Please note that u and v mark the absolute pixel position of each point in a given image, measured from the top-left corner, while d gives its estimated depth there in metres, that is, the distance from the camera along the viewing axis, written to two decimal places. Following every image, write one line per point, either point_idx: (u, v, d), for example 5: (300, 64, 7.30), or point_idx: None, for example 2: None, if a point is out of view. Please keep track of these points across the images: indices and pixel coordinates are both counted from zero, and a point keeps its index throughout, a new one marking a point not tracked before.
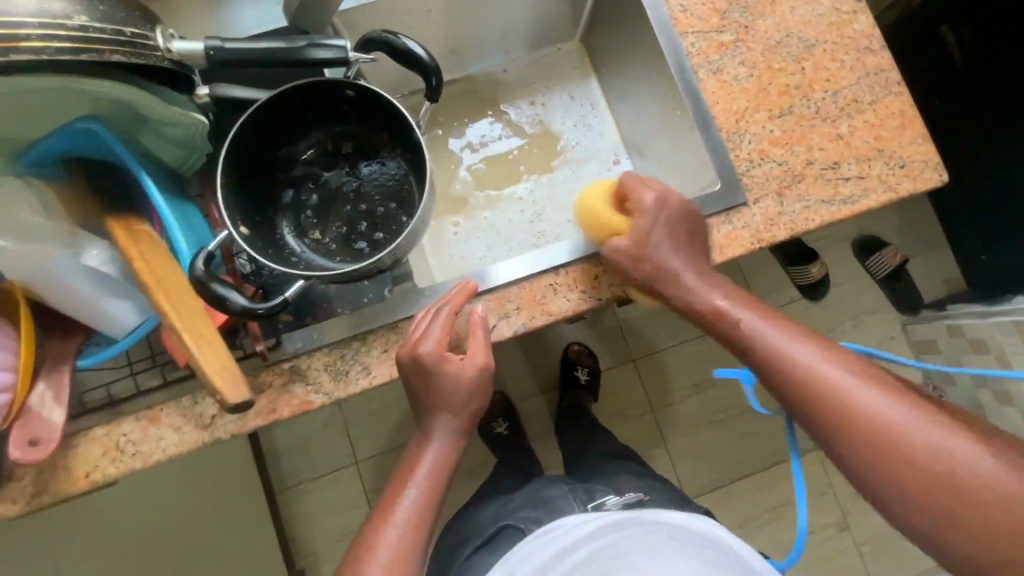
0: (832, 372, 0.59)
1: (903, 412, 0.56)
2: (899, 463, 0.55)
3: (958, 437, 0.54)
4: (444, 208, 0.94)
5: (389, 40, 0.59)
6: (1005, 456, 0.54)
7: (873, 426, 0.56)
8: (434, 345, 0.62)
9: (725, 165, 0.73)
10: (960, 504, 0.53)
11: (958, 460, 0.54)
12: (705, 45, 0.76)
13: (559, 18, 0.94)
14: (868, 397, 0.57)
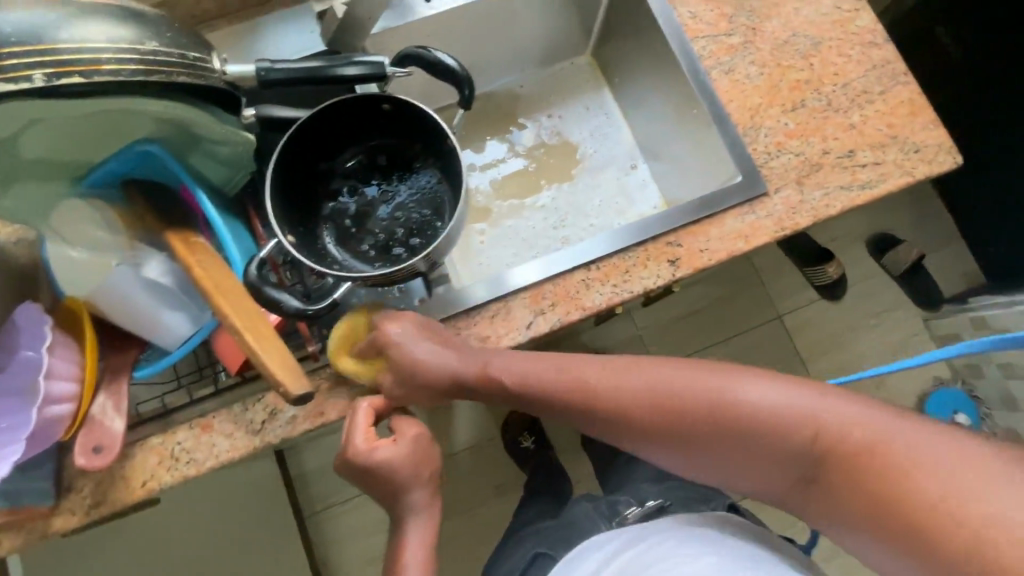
0: (605, 383, 0.62)
1: (676, 390, 0.59)
2: (686, 440, 0.58)
3: (751, 396, 0.55)
4: (470, 218, 0.96)
5: (423, 54, 0.63)
6: (766, 390, 0.56)
7: (653, 421, 0.60)
8: (365, 440, 0.63)
9: (745, 159, 0.75)
10: (757, 452, 0.55)
11: (725, 410, 0.56)
12: (716, 48, 0.79)
13: (570, 35, 0.99)
14: (639, 392, 0.60)
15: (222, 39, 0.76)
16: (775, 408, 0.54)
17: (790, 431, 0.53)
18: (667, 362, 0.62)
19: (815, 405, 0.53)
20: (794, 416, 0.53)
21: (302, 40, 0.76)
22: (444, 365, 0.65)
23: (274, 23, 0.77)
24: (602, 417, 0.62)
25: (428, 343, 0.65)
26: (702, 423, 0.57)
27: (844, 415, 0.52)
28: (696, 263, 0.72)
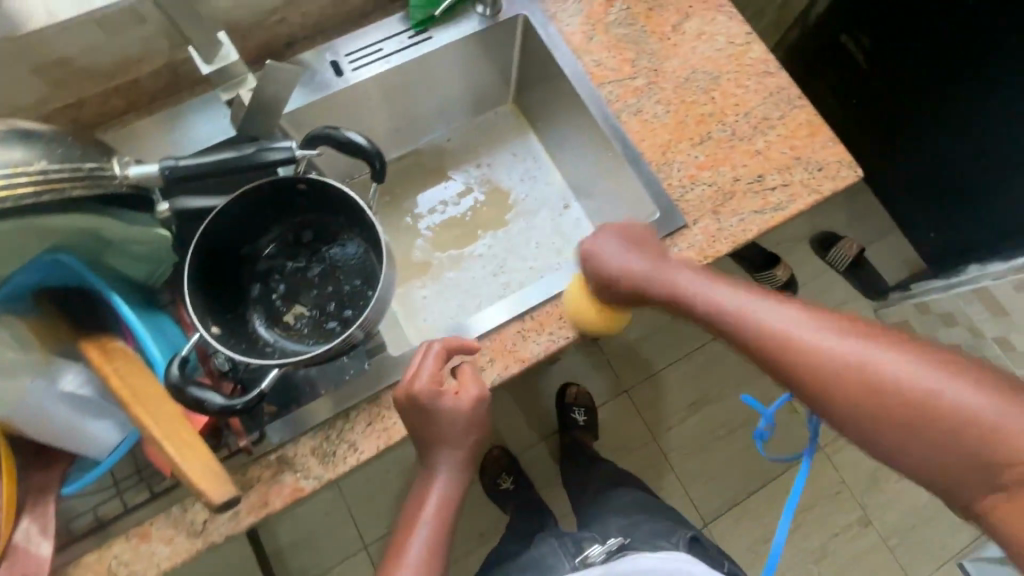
0: (815, 337, 0.57)
1: (903, 367, 0.53)
2: (891, 414, 0.53)
3: (991, 400, 0.50)
4: (410, 275, 0.97)
5: (331, 133, 0.64)
6: (982, 390, 0.50)
7: (843, 387, 0.54)
8: (430, 381, 0.64)
9: (661, 195, 0.79)
10: (939, 440, 0.51)
11: (926, 397, 0.51)
12: (622, 91, 0.83)
13: (491, 87, 1.02)
14: (856, 358, 0.54)
15: (119, 137, 0.77)
16: (981, 412, 0.49)
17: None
18: (915, 342, 0.55)
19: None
20: None
21: (200, 125, 0.77)
22: (658, 272, 0.67)
23: (170, 112, 0.78)
24: (794, 366, 0.57)
25: (643, 252, 0.68)
26: (913, 399, 0.52)
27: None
28: (627, 302, 0.74)
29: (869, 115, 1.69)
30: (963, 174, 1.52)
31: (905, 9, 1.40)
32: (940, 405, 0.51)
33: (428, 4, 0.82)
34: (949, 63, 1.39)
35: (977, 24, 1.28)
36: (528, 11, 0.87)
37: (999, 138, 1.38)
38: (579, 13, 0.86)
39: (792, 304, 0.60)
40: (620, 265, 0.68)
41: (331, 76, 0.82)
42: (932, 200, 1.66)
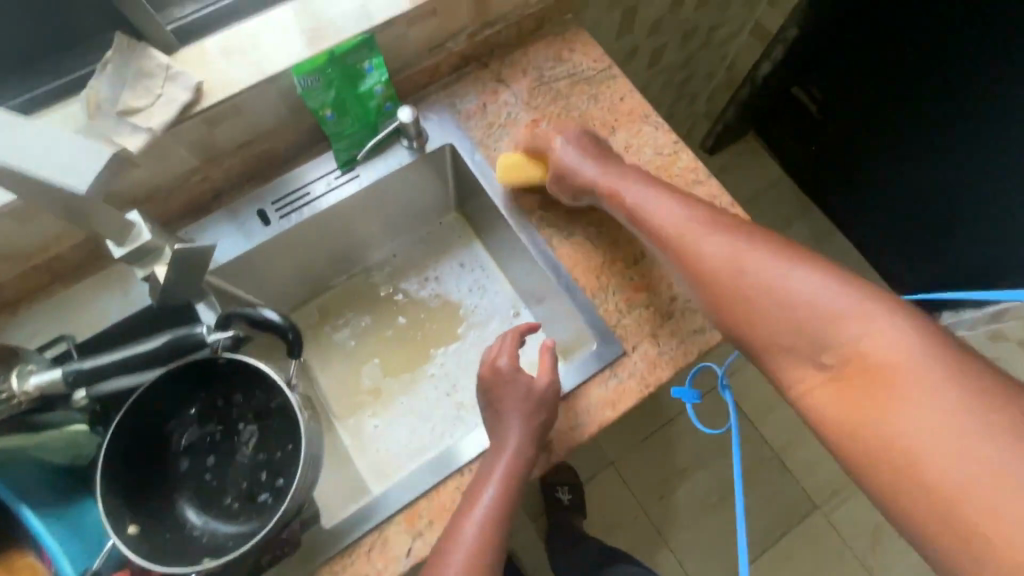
0: (686, 231, 0.66)
1: (744, 258, 0.60)
2: (730, 299, 0.60)
3: (808, 283, 0.55)
4: (361, 403, 0.96)
5: (247, 312, 0.64)
6: (803, 277, 0.56)
7: (713, 273, 0.62)
8: (509, 359, 0.73)
9: (597, 324, 0.77)
10: (773, 316, 0.57)
11: (776, 286, 0.57)
12: (552, 215, 0.83)
13: (432, 202, 1.02)
14: (712, 252, 0.63)
15: (26, 320, 0.75)
16: (820, 302, 0.54)
17: (821, 324, 0.54)
18: (767, 242, 0.61)
19: (873, 318, 0.51)
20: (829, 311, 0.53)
21: (109, 298, 0.75)
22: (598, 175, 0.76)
23: (80, 287, 0.76)
24: (670, 253, 0.67)
25: (591, 160, 0.77)
26: (748, 282, 0.59)
27: (882, 339, 0.50)
28: (568, 442, 0.72)
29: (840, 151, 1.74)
30: (934, 207, 1.56)
31: (857, 54, 1.49)
32: (766, 288, 0.58)
33: (352, 145, 0.82)
34: (907, 106, 1.45)
35: (933, 68, 1.35)
36: (453, 141, 0.87)
37: (969, 173, 1.43)
38: (505, 136, 0.87)
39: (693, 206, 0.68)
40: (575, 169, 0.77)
41: (258, 227, 0.81)
42: (906, 235, 1.69)
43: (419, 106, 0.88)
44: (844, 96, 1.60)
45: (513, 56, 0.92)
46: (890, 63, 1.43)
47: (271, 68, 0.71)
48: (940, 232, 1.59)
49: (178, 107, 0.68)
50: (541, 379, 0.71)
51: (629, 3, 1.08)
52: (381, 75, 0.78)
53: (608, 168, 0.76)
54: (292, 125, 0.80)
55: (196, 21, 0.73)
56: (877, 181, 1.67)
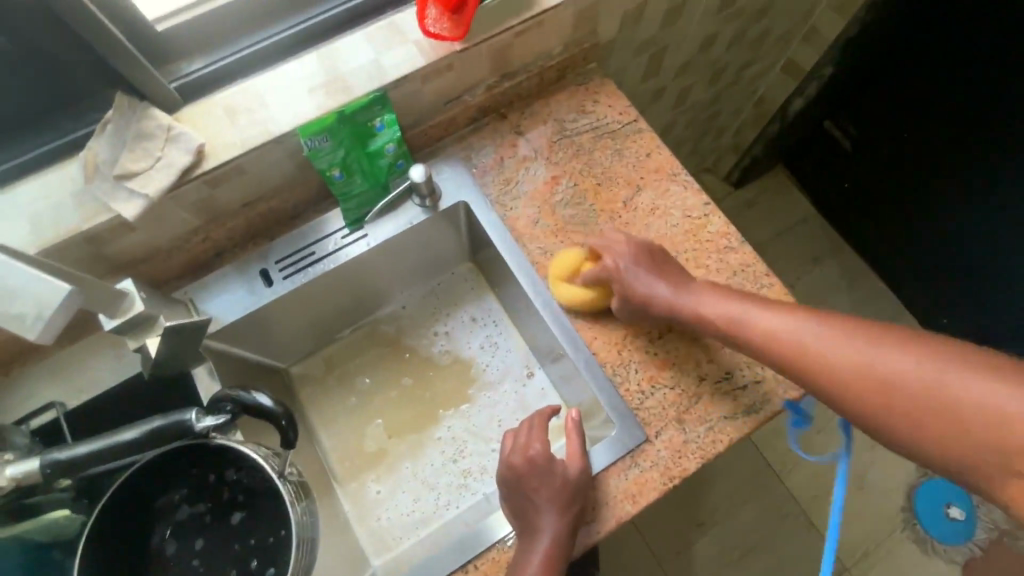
0: (768, 327, 0.63)
1: (848, 355, 0.57)
2: (847, 397, 0.57)
3: (930, 373, 0.53)
4: (364, 467, 0.90)
5: (238, 398, 0.59)
6: (918, 366, 0.54)
7: (826, 371, 0.58)
8: (544, 447, 0.69)
9: (618, 406, 0.71)
10: (903, 413, 0.53)
11: (894, 379, 0.54)
12: (571, 281, 0.78)
13: (445, 253, 0.97)
14: (806, 347, 0.60)
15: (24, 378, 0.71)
16: (894, 369, 0.54)
17: (964, 417, 0.50)
18: (856, 330, 0.59)
19: (938, 369, 0.53)
20: (968, 402, 0.50)
21: (101, 363, 0.72)
22: (680, 296, 0.69)
23: (78, 348, 0.73)
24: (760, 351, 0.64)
25: (655, 271, 0.71)
26: (860, 378, 0.56)
27: (954, 386, 0.51)
28: (584, 540, 0.66)
29: (874, 189, 1.66)
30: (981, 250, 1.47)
31: (895, 93, 1.41)
32: (883, 384, 0.55)
33: (362, 204, 0.78)
34: (953, 148, 1.37)
35: (982, 111, 1.27)
36: (468, 198, 0.82)
37: (1019, 222, 1.35)
38: (524, 194, 0.82)
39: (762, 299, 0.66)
40: (648, 291, 0.70)
41: (260, 287, 0.77)
42: (948, 279, 1.60)
43: (434, 160, 0.84)
44: (882, 135, 1.53)
45: (533, 107, 0.87)
46: (930, 103, 1.36)
47: (275, 130, 0.68)
48: (988, 276, 1.49)
49: (177, 171, 0.64)
50: (574, 465, 0.67)
51: (657, 48, 1.03)
52: (393, 133, 0.74)
53: (677, 283, 0.70)
54: (300, 183, 0.76)
55: (201, 77, 0.70)
56: (917, 221, 1.59)
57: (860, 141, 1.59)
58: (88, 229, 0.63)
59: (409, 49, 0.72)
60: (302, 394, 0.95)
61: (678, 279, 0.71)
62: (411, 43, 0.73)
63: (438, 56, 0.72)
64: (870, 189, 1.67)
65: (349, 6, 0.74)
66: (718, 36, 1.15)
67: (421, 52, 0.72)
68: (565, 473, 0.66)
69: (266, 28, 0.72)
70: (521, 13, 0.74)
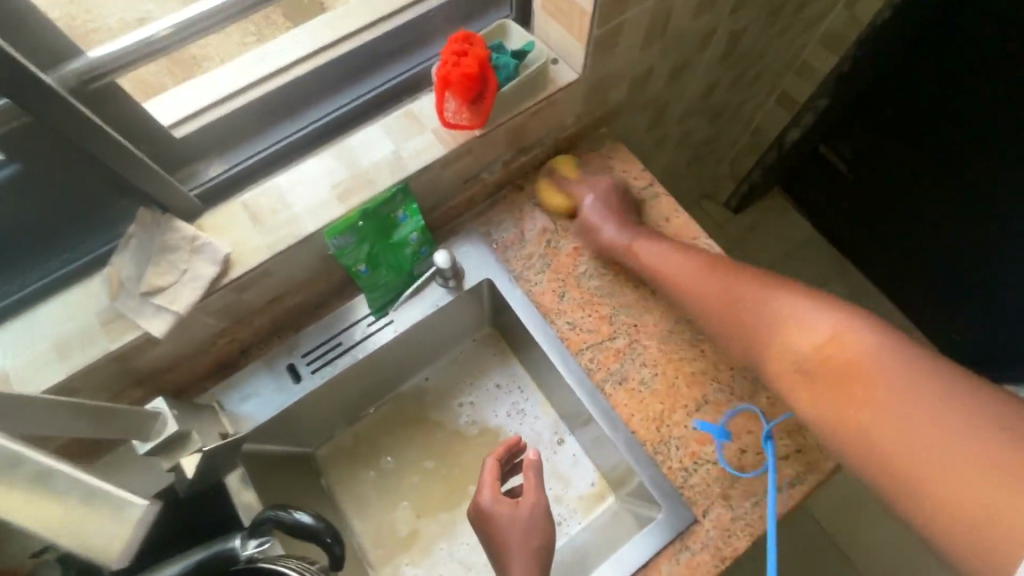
0: (656, 264, 0.78)
1: (691, 280, 0.75)
2: (719, 319, 0.72)
3: (790, 312, 0.65)
4: (397, 551, 0.88)
5: (278, 516, 0.59)
6: (785, 308, 0.66)
7: (694, 291, 0.75)
8: (489, 493, 0.73)
9: (663, 486, 0.70)
10: (755, 335, 0.68)
11: (772, 318, 0.67)
12: (603, 356, 0.77)
13: (466, 320, 0.97)
14: (670, 269, 0.77)
15: None
16: (779, 315, 0.66)
17: (789, 348, 0.63)
18: (717, 272, 0.75)
19: (803, 312, 0.65)
20: (802, 344, 0.62)
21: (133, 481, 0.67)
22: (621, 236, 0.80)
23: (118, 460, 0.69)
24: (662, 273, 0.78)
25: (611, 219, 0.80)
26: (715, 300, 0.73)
27: (802, 321, 0.64)
28: None
29: (872, 210, 1.66)
30: (986, 266, 1.44)
31: (888, 119, 1.43)
32: (725, 306, 0.72)
33: (386, 291, 0.77)
34: (945, 166, 1.38)
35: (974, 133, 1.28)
36: (491, 275, 0.81)
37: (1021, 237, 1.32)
38: (547, 267, 0.82)
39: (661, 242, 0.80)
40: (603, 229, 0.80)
41: (288, 384, 0.75)
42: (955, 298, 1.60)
43: (454, 238, 0.83)
44: (876, 160, 1.54)
45: (549, 176, 0.87)
46: (924, 126, 1.36)
47: (300, 230, 0.67)
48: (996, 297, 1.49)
49: (205, 283, 0.63)
50: (525, 503, 0.72)
51: (661, 104, 1.05)
52: (416, 222, 0.74)
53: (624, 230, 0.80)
54: (324, 275, 0.76)
55: (221, 181, 0.69)
56: (919, 241, 1.58)
57: (855, 164, 1.60)
58: (117, 350, 0.62)
59: (428, 138, 0.73)
60: (328, 475, 0.92)
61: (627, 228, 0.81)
62: (429, 131, 0.73)
63: (458, 143, 0.73)
64: (870, 209, 1.66)
65: (366, 98, 0.74)
66: (717, 84, 1.16)
67: (441, 141, 0.73)
68: (514, 515, 0.71)
69: (287, 127, 0.73)
70: (536, 93, 0.75)
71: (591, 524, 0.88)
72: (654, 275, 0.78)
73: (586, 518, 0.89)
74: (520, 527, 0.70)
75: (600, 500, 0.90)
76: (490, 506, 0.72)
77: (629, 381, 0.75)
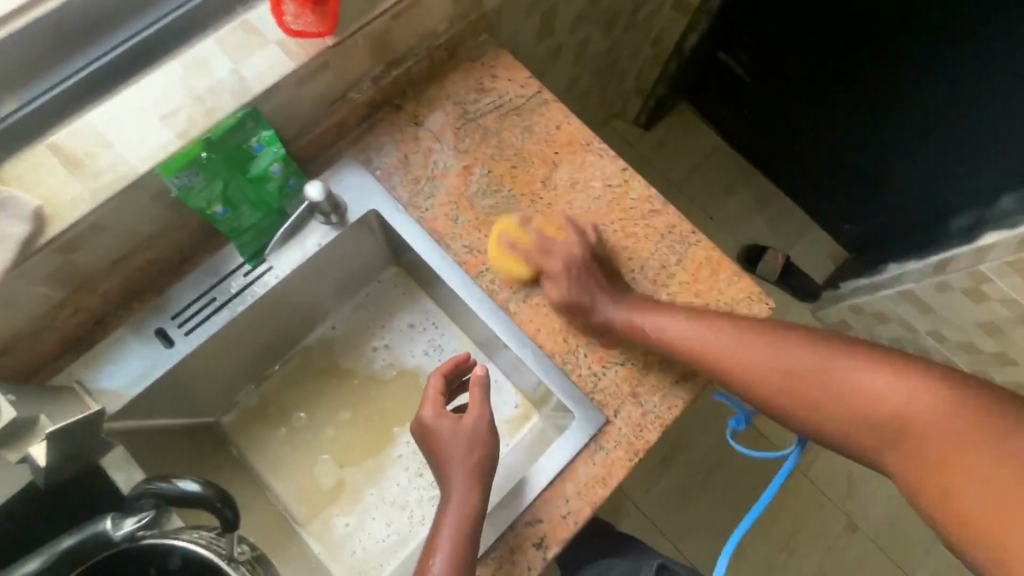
0: (697, 345, 0.68)
1: (732, 346, 0.68)
2: (789, 399, 0.66)
3: (861, 372, 0.64)
4: (326, 503, 0.85)
5: (158, 488, 0.53)
6: (843, 365, 0.65)
7: (743, 367, 0.68)
8: (431, 408, 0.69)
9: (574, 394, 0.70)
10: (836, 406, 0.64)
11: (841, 388, 0.64)
12: (505, 276, 0.74)
13: (366, 262, 0.91)
14: (704, 337, 0.68)
15: None
16: (846, 378, 0.64)
17: (863, 404, 0.63)
18: (767, 330, 0.69)
19: (861, 375, 0.64)
20: (872, 401, 0.63)
21: None
22: (631, 318, 0.70)
23: None
24: (699, 351, 0.68)
25: (604, 292, 0.71)
26: (767, 375, 0.67)
27: (873, 385, 0.63)
28: (564, 534, 0.66)
29: (769, 114, 1.70)
30: (877, 152, 1.52)
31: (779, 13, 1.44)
32: (779, 376, 0.67)
33: (258, 233, 0.70)
34: (832, 59, 1.42)
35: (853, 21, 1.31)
36: (377, 205, 0.75)
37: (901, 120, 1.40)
38: (437, 191, 0.77)
39: (672, 309, 0.71)
40: (594, 303, 0.71)
41: (161, 349, 0.68)
42: (846, 190, 1.70)
43: (331, 169, 0.76)
44: (771, 60, 1.57)
45: (429, 92, 0.80)
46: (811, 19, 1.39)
47: (130, 171, 0.57)
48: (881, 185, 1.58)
49: (15, 244, 0.53)
50: (468, 419, 0.68)
51: (547, 8, 0.98)
52: (277, 150, 0.66)
53: (608, 299, 0.71)
54: (181, 224, 0.67)
55: (19, 119, 0.57)
56: (813, 137, 1.64)
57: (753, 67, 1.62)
58: None
59: (274, 51, 0.63)
60: (239, 442, 0.87)
61: (618, 298, 0.71)
62: (273, 44, 0.63)
63: (309, 56, 0.63)
64: (769, 112, 1.69)
65: (189, 6, 0.62)
66: None
67: (290, 55, 0.63)
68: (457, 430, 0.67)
69: (95, 49, 0.60)
70: None
71: (518, 444, 0.89)
72: (675, 346, 0.69)
73: (513, 439, 0.90)
74: (462, 439, 0.67)
75: (525, 420, 0.91)
76: (433, 422, 0.68)
77: (534, 298, 0.74)
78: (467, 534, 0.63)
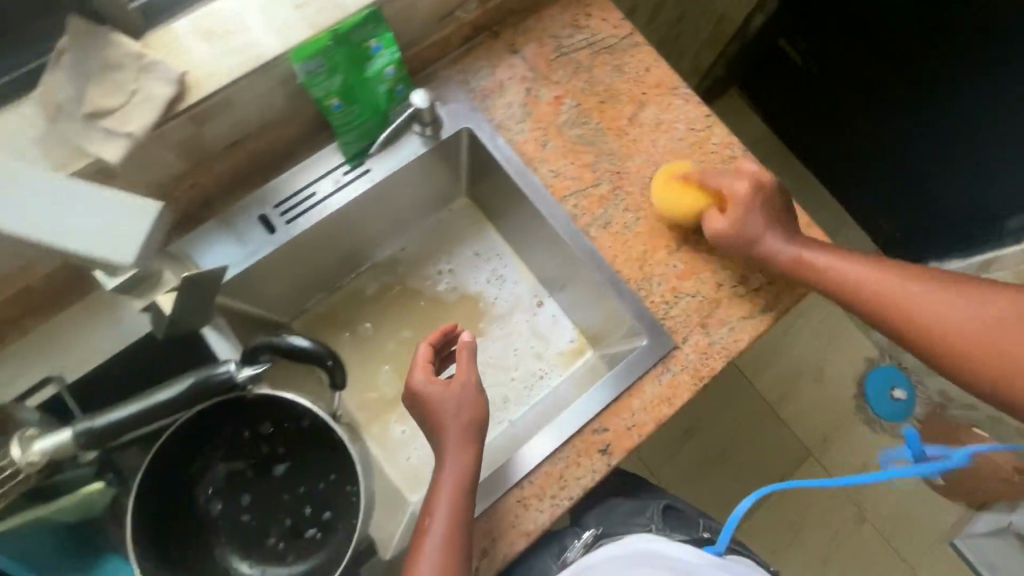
0: (821, 267, 0.71)
1: (850, 271, 0.71)
2: (901, 331, 0.68)
3: (970, 299, 0.65)
4: (383, 411, 0.89)
5: (272, 342, 0.57)
6: (952, 294, 0.66)
7: (866, 293, 0.70)
8: (422, 373, 0.69)
9: (647, 318, 0.74)
10: (946, 332, 0.65)
11: (953, 313, 0.65)
12: (587, 203, 0.77)
13: (441, 187, 0.94)
14: (821, 263, 0.72)
15: (29, 348, 0.67)
16: (944, 306, 0.66)
17: (979, 329, 0.64)
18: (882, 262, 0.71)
19: (973, 299, 0.65)
20: (982, 325, 0.64)
21: (110, 329, 0.68)
22: (762, 234, 0.72)
23: (87, 312, 0.68)
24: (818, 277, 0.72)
25: (767, 211, 0.73)
26: (883, 300, 0.69)
27: (981, 313, 0.64)
28: (628, 445, 0.70)
29: (820, 107, 1.69)
30: (921, 153, 1.50)
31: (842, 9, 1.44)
32: (892, 303, 0.68)
33: (361, 136, 0.74)
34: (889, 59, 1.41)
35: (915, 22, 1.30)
36: (471, 123, 0.78)
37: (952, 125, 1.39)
38: (528, 116, 0.79)
39: (803, 238, 0.74)
40: (759, 229, 0.72)
41: (262, 234, 0.72)
42: (884, 186, 1.67)
43: (431, 86, 0.79)
44: (826, 54, 1.56)
45: (527, 23, 0.82)
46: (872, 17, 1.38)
47: (266, 52, 0.61)
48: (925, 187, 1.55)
49: (159, 105, 0.57)
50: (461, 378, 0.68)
51: None
52: (392, 54, 0.69)
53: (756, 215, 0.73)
54: (293, 117, 0.71)
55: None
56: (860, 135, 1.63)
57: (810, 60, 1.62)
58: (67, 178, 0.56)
59: None
60: None
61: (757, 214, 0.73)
62: None
63: None
64: (819, 103, 1.69)
65: None
66: None
67: None
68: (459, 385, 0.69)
69: None
70: None
71: (571, 375, 0.92)
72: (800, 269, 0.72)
73: (566, 371, 0.92)
74: (453, 401, 0.67)
75: (579, 354, 0.94)
76: (423, 389, 0.68)
77: (612, 227, 0.77)
78: (463, 498, 0.65)
